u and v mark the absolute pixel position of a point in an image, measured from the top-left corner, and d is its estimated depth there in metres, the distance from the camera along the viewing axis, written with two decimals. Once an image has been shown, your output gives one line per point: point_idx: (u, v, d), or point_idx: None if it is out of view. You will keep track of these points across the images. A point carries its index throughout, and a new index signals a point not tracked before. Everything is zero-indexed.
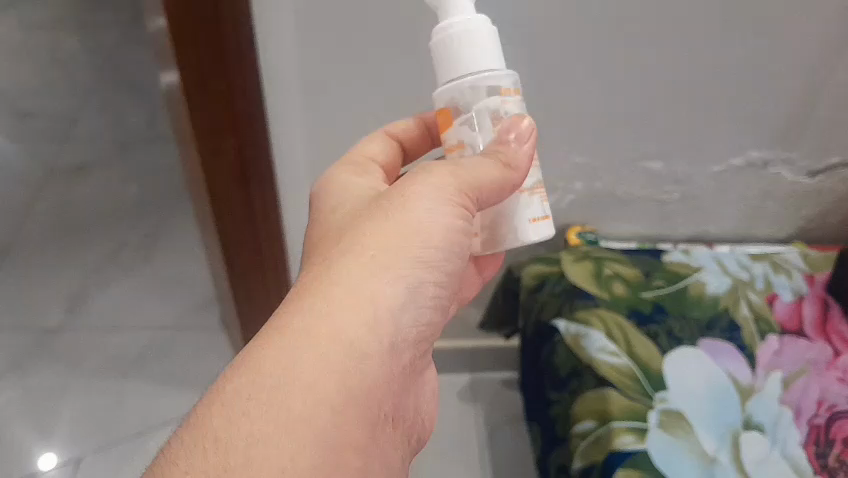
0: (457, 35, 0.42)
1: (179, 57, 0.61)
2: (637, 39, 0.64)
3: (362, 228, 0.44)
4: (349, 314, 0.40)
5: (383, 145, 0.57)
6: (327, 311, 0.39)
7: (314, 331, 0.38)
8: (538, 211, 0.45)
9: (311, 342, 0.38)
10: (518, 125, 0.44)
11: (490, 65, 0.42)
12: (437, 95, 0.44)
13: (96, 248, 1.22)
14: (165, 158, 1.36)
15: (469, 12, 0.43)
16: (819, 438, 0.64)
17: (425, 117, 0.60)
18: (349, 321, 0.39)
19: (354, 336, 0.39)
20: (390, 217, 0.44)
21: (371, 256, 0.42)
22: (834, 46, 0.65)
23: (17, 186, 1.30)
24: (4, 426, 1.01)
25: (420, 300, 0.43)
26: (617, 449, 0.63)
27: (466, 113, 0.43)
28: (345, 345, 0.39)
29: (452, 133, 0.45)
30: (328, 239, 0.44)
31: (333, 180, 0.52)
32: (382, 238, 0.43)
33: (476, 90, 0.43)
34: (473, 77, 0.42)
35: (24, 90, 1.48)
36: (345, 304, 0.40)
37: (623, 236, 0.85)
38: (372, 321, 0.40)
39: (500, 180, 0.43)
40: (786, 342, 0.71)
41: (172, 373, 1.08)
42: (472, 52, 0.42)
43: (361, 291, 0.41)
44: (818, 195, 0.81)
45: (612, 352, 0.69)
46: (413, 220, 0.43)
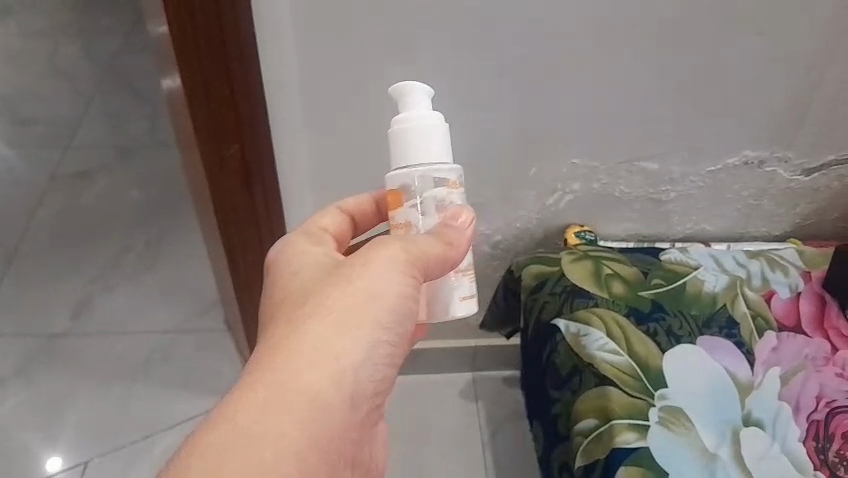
0: (412, 129, 0.45)
1: (182, 63, 0.62)
2: (633, 42, 0.65)
3: (322, 292, 0.43)
4: (314, 377, 0.41)
5: (337, 216, 0.52)
6: (297, 370, 0.40)
7: (286, 387, 0.40)
8: (466, 289, 0.48)
9: (282, 398, 0.39)
10: (461, 214, 0.46)
11: (440, 157, 0.46)
12: (390, 177, 0.46)
13: (99, 253, 1.23)
14: (166, 162, 1.37)
15: (424, 107, 0.46)
16: (819, 433, 0.66)
17: (377, 195, 0.55)
18: (315, 384, 0.41)
19: (319, 398, 0.40)
20: (352, 279, 0.43)
21: (336, 317, 0.42)
22: (827, 47, 0.67)
23: (20, 192, 1.31)
24: (12, 432, 1.02)
25: (383, 356, 0.44)
26: (618, 447, 0.65)
27: (415, 198, 0.46)
28: (313, 401, 0.40)
29: (400, 212, 0.47)
30: (287, 299, 0.44)
31: (282, 250, 0.48)
32: (343, 305, 0.43)
33: (425, 180, 0.46)
34: (424, 168, 0.45)
35: (24, 96, 1.49)
36: (309, 368, 0.41)
37: (620, 237, 0.87)
38: (335, 384, 0.41)
39: (442, 255, 0.45)
40: (784, 338, 0.72)
41: (177, 377, 1.09)
42: (425, 144, 0.45)
43: (324, 356, 0.41)
44: (813, 193, 0.82)
45: (612, 351, 0.70)
46: (373, 288, 0.43)
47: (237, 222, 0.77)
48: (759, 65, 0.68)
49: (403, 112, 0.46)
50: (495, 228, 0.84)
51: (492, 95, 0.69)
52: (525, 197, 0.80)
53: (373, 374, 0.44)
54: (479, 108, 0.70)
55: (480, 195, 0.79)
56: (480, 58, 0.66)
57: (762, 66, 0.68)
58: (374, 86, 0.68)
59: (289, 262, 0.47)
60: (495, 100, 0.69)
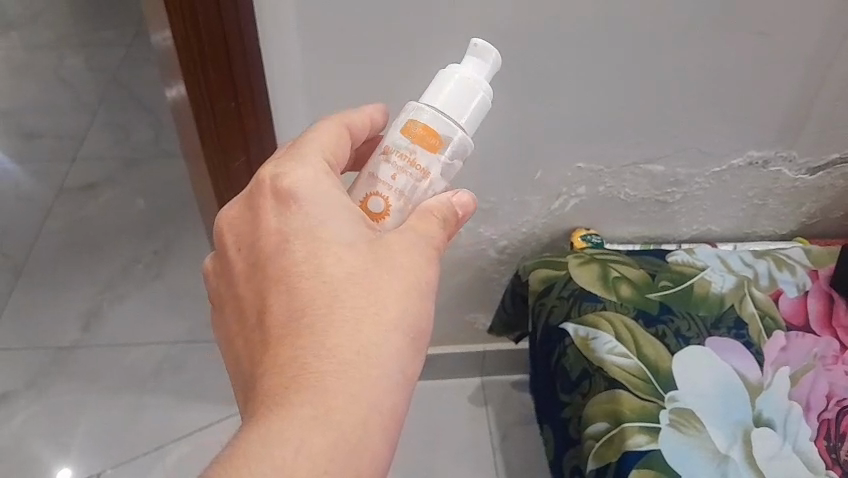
0: (469, 85, 0.43)
1: (188, 75, 0.63)
2: (636, 44, 0.65)
3: (383, 296, 0.39)
4: (384, 389, 0.38)
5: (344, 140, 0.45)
6: (377, 381, 0.38)
7: (368, 401, 0.37)
8: None
9: (367, 413, 0.37)
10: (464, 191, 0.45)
11: (470, 128, 0.44)
12: (443, 120, 0.43)
13: (107, 265, 1.23)
14: (172, 173, 1.37)
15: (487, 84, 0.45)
16: (830, 432, 0.66)
17: (373, 113, 0.48)
18: (386, 396, 0.38)
19: (390, 412, 0.38)
20: (419, 297, 0.41)
21: (411, 337, 0.40)
22: (828, 46, 0.67)
23: (26, 206, 1.32)
24: (22, 445, 1.03)
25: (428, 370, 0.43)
26: (630, 450, 0.65)
27: (449, 155, 0.43)
28: (391, 418, 0.38)
29: (429, 154, 0.43)
30: (336, 289, 0.39)
31: (309, 190, 0.41)
32: (404, 314, 0.40)
33: (445, 133, 0.43)
34: (451, 121, 0.43)
35: (29, 110, 1.50)
36: (379, 382, 0.38)
37: (626, 239, 0.87)
38: (402, 394, 0.39)
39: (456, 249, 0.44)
40: (793, 337, 0.72)
41: (185, 387, 1.09)
42: (465, 106, 0.43)
43: (392, 369, 0.39)
44: (819, 191, 0.83)
45: (621, 354, 0.70)
46: (427, 294, 0.41)
47: None
48: (762, 65, 0.68)
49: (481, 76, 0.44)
50: (501, 232, 0.84)
51: (498, 100, 0.69)
52: (531, 202, 0.80)
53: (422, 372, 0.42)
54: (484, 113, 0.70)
55: (486, 200, 0.80)
56: None
57: (764, 68, 0.68)
58: (378, 95, 0.68)
59: (322, 232, 0.40)
60: (502, 104, 0.69)
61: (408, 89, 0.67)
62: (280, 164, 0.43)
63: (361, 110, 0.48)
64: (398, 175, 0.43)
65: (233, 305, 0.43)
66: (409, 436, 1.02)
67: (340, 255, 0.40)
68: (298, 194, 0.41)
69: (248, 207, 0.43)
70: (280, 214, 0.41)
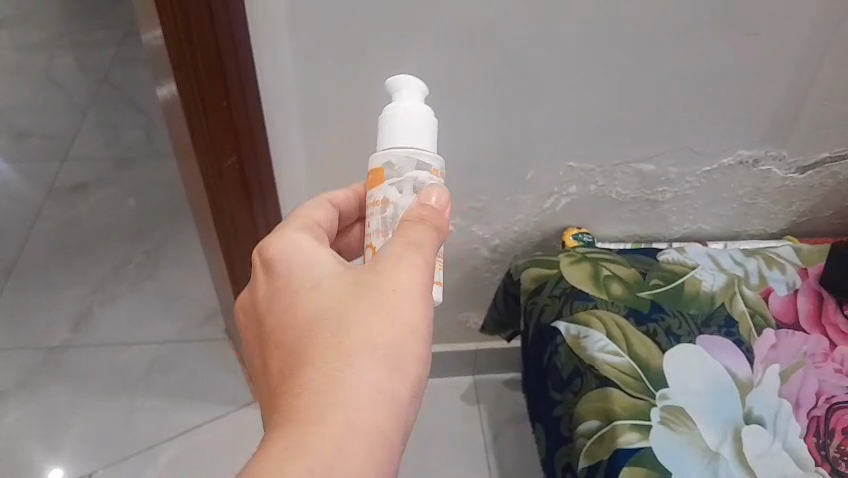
0: (404, 111, 0.44)
1: (179, 77, 0.63)
2: (629, 43, 0.65)
3: (351, 323, 0.40)
4: (358, 409, 0.37)
5: (329, 212, 0.50)
6: (349, 403, 0.37)
7: (341, 422, 0.37)
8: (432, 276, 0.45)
9: (340, 434, 0.36)
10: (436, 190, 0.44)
11: (412, 144, 0.44)
12: (378, 156, 0.45)
13: (98, 265, 1.23)
14: (164, 173, 1.37)
15: (413, 99, 0.45)
16: (820, 429, 0.66)
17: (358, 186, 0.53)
18: (363, 419, 0.37)
19: (370, 434, 0.37)
20: (387, 312, 0.40)
21: (383, 354, 0.39)
22: (818, 46, 0.67)
23: (17, 206, 1.31)
24: (14, 446, 1.02)
25: (422, 387, 0.41)
26: (622, 447, 0.65)
27: (399, 177, 0.44)
28: (371, 438, 0.37)
29: (379, 189, 0.45)
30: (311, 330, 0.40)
31: (288, 250, 0.45)
32: (376, 335, 0.39)
33: (390, 167, 0.44)
34: (394, 152, 0.44)
35: (19, 110, 1.49)
36: (354, 405, 0.37)
37: (617, 237, 0.87)
38: (385, 416, 0.38)
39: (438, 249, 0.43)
40: (782, 335, 0.72)
41: (178, 387, 1.09)
42: (396, 131, 0.44)
43: (369, 392, 0.38)
44: (808, 190, 0.83)
45: (612, 352, 0.71)
46: (403, 309, 0.40)
47: (240, 231, 0.79)
48: (755, 65, 0.68)
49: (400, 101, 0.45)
50: (494, 231, 0.84)
51: (491, 99, 0.69)
52: (523, 201, 0.81)
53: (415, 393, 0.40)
54: (477, 112, 0.70)
55: (479, 199, 0.80)
56: (479, 62, 0.66)
57: (755, 67, 0.69)
58: (370, 95, 0.68)
59: (298, 284, 0.43)
60: (495, 103, 0.69)
61: None
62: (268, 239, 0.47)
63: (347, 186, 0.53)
64: (371, 218, 0.45)
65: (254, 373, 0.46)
66: None
67: (314, 299, 0.42)
68: (278, 257, 0.45)
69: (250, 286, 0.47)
70: (268, 280, 0.45)
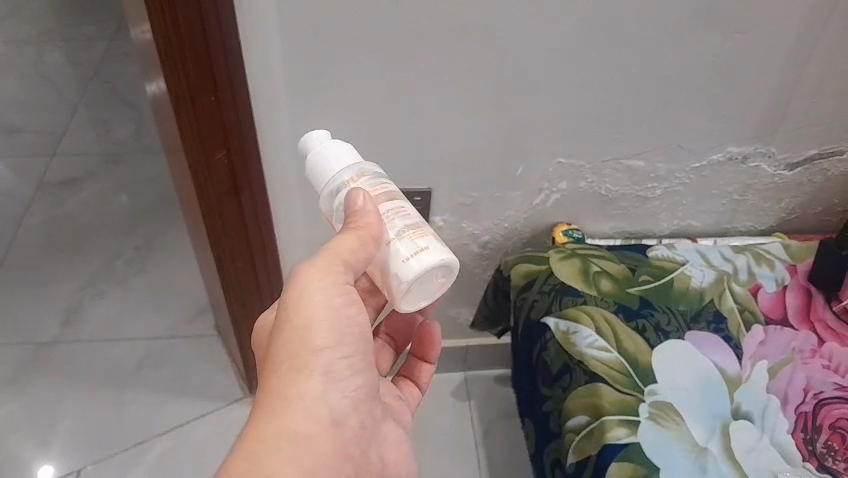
0: (311, 161, 0.50)
1: (167, 71, 0.62)
2: (620, 39, 0.65)
3: (279, 348, 0.47)
4: (280, 417, 0.45)
5: None
6: (272, 414, 0.45)
7: (267, 430, 0.44)
8: (408, 249, 0.46)
9: (268, 441, 0.44)
10: (354, 196, 0.47)
11: (325, 179, 0.49)
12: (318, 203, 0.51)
13: (89, 261, 1.22)
14: (155, 169, 1.36)
15: (316, 141, 0.51)
16: (807, 424, 0.67)
17: None
18: (293, 428, 0.45)
19: (295, 438, 0.45)
20: (292, 324, 0.46)
21: (291, 364, 0.46)
22: (808, 43, 0.67)
23: (6, 203, 1.30)
24: (3, 442, 1.02)
25: (343, 375, 0.48)
26: (610, 443, 0.65)
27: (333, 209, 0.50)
28: (294, 434, 0.45)
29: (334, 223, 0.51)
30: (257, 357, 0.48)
31: None
32: (298, 354, 0.46)
33: (329, 210, 0.50)
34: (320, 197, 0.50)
35: (7, 106, 1.48)
36: (275, 414, 0.45)
37: (608, 234, 0.87)
38: (311, 421, 0.46)
39: (358, 245, 0.46)
40: (771, 331, 0.72)
41: (168, 383, 1.09)
42: (314, 177, 0.50)
43: (295, 402, 0.46)
44: (797, 187, 0.83)
45: (601, 347, 0.71)
46: (320, 329, 0.47)
47: (229, 228, 0.79)
48: (744, 61, 0.69)
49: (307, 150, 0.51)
50: (485, 228, 0.84)
51: (480, 96, 0.69)
52: (513, 197, 0.80)
53: (341, 393, 0.48)
54: (467, 108, 0.70)
55: (469, 195, 0.80)
56: (470, 58, 0.66)
57: (745, 64, 0.69)
58: (360, 91, 0.68)
59: None
60: (485, 99, 0.69)
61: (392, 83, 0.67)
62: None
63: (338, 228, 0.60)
64: None
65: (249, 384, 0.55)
66: None
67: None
68: None
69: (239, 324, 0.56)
70: None
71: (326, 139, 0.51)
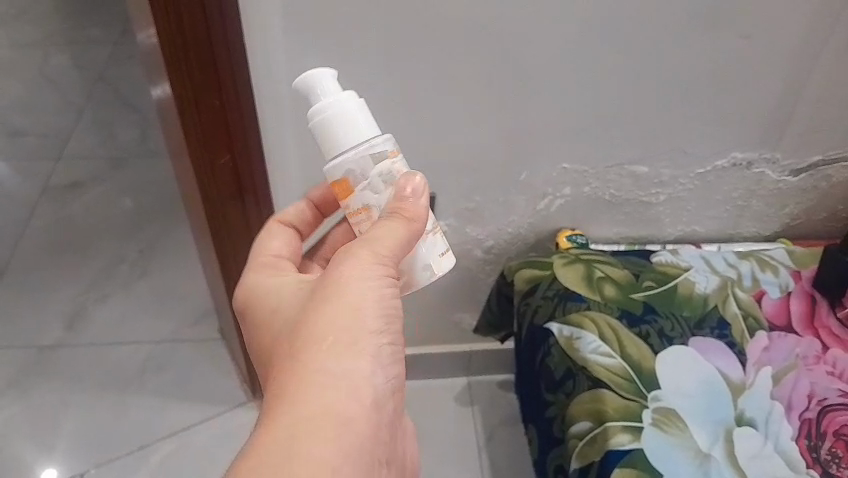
0: (339, 116, 0.44)
1: (171, 75, 0.63)
2: (623, 44, 0.65)
3: (313, 324, 0.41)
4: (320, 394, 0.39)
5: (283, 236, 0.54)
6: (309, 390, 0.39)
7: (305, 407, 0.38)
8: (440, 247, 0.47)
9: (305, 418, 0.38)
10: (412, 181, 0.45)
11: (362, 141, 0.44)
12: (332, 167, 0.45)
13: (93, 263, 1.22)
14: (159, 172, 1.37)
15: (339, 94, 0.45)
16: (811, 431, 0.66)
17: (312, 196, 0.58)
18: (331, 410, 0.39)
19: (335, 417, 0.38)
20: (335, 299, 0.42)
21: (333, 340, 0.41)
22: (812, 48, 0.67)
23: (12, 206, 1.31)
24: (6, 445, 1.02)
25: (385, 362, 0.42)
26: (613, 449, 0.65)
27: (365, 180, 0.45)
28: (335, 415, 0.39)
29: (355, 198, 0.45)
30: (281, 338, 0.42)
31: None
32: (342, 330, 0.41)
33: (354, 175, 0.44)
34: (337, 164, 0.44)
35: (12, 109, 1.49)
36: (310, 391, 0.39)
37: (612, 239, 0.87)
38: (354, 401, 0.40)
39: (406, 235, 0.43)
40: (775, 337, 0.72)
41: (171, 386, 1.09)
42: (342, 135, 0.44)
43: (334, 381, 0.40)
44: (802, 193, 0.83)
45: (605, 353, 0.71)
46: (366, 310, 0.42)
47: (233, 232, 0.79)
48: (747, 65, 0.68)
49: (324, 101, 0.44)
50: (488, 233, 0.84)
51: (483, 99, 0.69)
52: (516, 202, 0.80)
53: (384, 380, 0.42)
54: (470, 111, 0.70)
55: (472, 200, 0.80)
56: (472, 62, 0.66)
57: (748, 69, 0.69)
58: (364, 96, 0.68)
59: None
60: (488, 104, 0.70)
61: (395, 88, 0.67)
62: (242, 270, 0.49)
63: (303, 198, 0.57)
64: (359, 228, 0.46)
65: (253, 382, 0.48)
66: None
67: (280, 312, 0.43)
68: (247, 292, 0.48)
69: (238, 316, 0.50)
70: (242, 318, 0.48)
71: (348, 92, 0.45)
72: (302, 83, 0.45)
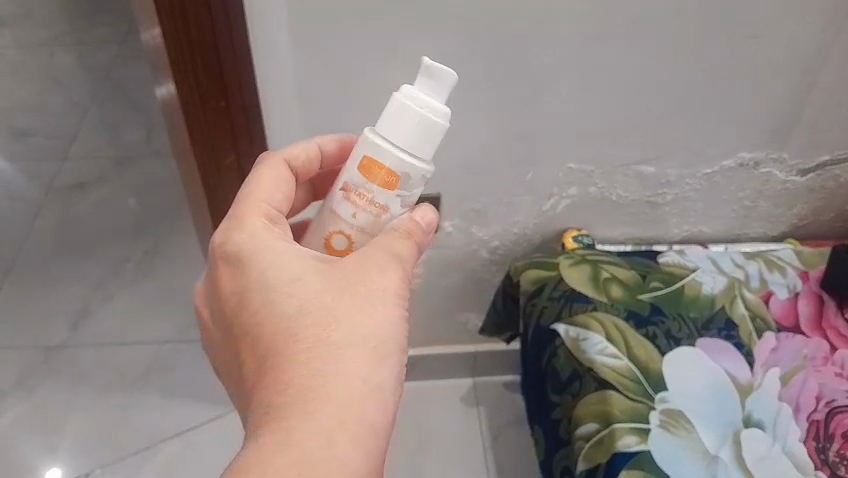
0: (439, 124, 0.42)
1: (179, 77, 0.63)
2: (629, 44, 0.65)
3: (334, 324, 0.39)
4: (352, 401, 0.38)
5: (278, 179, 0.48)
6: (340, 395, 0.37)
7: (337, 415, 0.37)
8: None
9: (338, 427, 0.37)
10: (431, 218, 0.45)
11: (429, 158, 0.43)
12: (396, 157, 0.42)
13: (99, 264, 1.22)
14: (164, 172, 1.37)
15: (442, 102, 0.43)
16: (819, 433, 0.66)
17: (321, 143, 0.51)
18: (354, 416, 0.37)
19: (364, 427, 0.38)
20: (370, 305, 0.40)
21: (368, 346, 0.39)
22: (820, 47, 0.67)
23: (17, 206, 1.31)
24: (12, 445, 1.02)
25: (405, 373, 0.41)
26: (620, 450, 0.64)
27: (408, 190, 0.43)
28: (364, 425, 0.38)
29: (385, 194, 0.43)
30: (291, 328, 0.39)
31: (259, 247, 0.43)
32: (376, 338, 0.39)
33: (405, 177, 0.42)
34: (401, 159, 0.42)
35: (19, 109, 1.49)
36: (342, 396, 0.37)
37: (618, 240, 0.87)
38: (380, 410, 0.39)
39: (411, 253, 0.43)
40: (783, 338, 0.72)
41: (176, 387, 1.09)
42: (425, 141, 0.42)
43: (365, 388, 0.38)
44: (809, 193, 0.83)
45: (612, 354, 0.70)
46: (397, 321, 0.40)
47: None
48: (754, 65, 0.68)
49: (435, 100, 0.42)
50: (493, 233, 0.84)
51: (489, 99, 0.69)
52: (522, 202, 0.80)
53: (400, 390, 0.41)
54: (476, 111, 0.70)
55: (478, 201, 0.79)
56: (478, 63, 0.65)
57: (755, 68, 0.68)
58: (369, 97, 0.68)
59: (272, 278, 0.41)
60: (494, 104, 0.69)
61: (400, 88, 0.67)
62: (228, 233, 0.44)
63: (305, 143, 0.50)
64: (359, 214, 0.44)
65: (231, 359, 0.44)
66: (402, 436, 1.01)
67: (292, 297, 0.40)
68: (246, 251, 0.43)
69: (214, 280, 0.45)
70: (235, 278, 0.43)
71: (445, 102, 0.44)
72: (433, 66, 0.42)
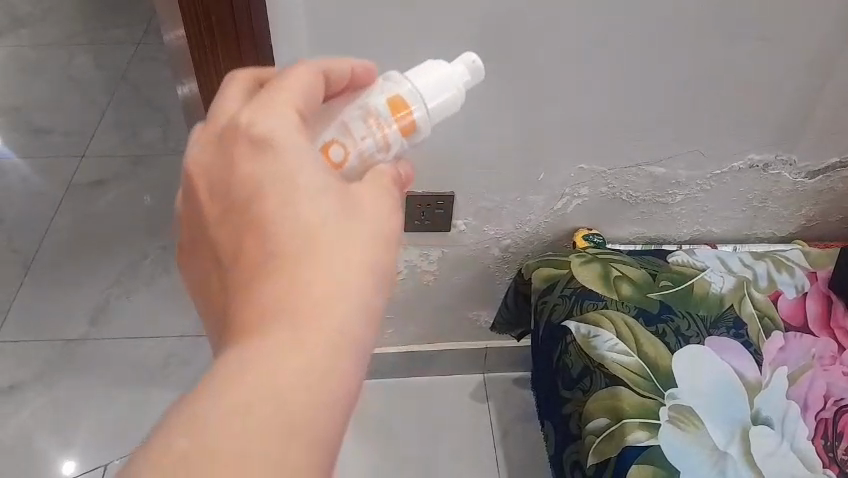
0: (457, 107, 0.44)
1: (201, 72, 0.67)
2: (644, 46, 0.66)
3: (355, 247, 0.31)
4: (351, 342, 0.30)
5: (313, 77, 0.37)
6: (345, 331, 0.30)
7: (334, 352, 0.29)
8: None
9: (332, 368, 0.29)
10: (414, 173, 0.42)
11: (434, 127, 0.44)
12: (425, 108, 0.43)
13: (115, 260, 1.24)
14: (180, 170, 1.39)
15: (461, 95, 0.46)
16: (828, 431, 0.67)
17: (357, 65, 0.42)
18: (354, 347, 0.30)
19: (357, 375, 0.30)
20: (387, 246, 0.33)
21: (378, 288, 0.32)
22: (831, 52, 0.68)
23: (35, 203, 1.33)
24: (29, 437, 1.03)
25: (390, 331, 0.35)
26: (630, 445, 0.66)
27: (410, 141, 0.43)
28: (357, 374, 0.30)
29: (397, 132, 0.42)
30: (301, 232, 0.31)
31: (283, 131, 0.33)
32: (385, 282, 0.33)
33: (418, 129, 0.43)
34: (427, 111, 0.43)
35: (37, 108, 1.51)
36: (345, 333, 0.30)
37: (628, 240, 0.88)
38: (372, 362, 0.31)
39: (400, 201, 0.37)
40: (791, 338, 0.73)
41: (190, 381, 1.10)
42: (446, 112, 0.44)
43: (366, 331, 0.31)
44: (818, 195, 0.84)
45: (621, 351, 0.71)
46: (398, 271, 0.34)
47: None
48: (766, 68, 0.69)
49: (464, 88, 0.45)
50: (505, 231, 0.85)
51: (505, 100, 0.70)
52: (534, 201, 0.81)
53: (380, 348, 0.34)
54: (493, 112, 0.71)
55: (492, 200, 0.81)
56: (495, 65, 0.67)
57: (767, 70, 0.69)
58: None
59: (293, 173, 0.32)
60: (509, 105, 0.70)
61: None
62: (253, 110, 0.34)
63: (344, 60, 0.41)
64: (367, 137, 0.41)
65: (204, 258, 0.35)
66: (412, 431, 1.02)
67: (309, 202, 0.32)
68: (264, 132, 0.33)
69: (214, 153, 0.34)
70: (244, 157, 0.33)
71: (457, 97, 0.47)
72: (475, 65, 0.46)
